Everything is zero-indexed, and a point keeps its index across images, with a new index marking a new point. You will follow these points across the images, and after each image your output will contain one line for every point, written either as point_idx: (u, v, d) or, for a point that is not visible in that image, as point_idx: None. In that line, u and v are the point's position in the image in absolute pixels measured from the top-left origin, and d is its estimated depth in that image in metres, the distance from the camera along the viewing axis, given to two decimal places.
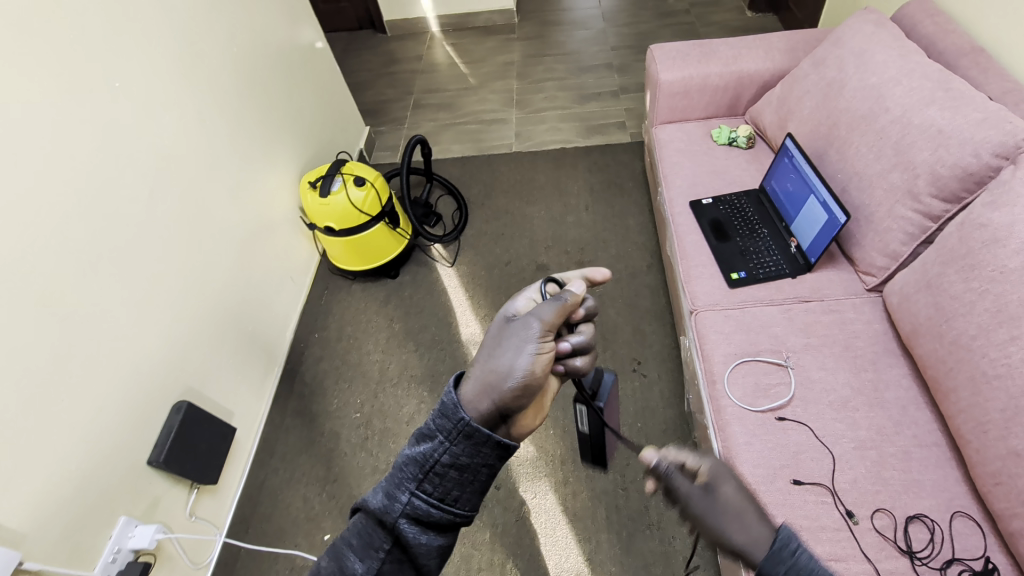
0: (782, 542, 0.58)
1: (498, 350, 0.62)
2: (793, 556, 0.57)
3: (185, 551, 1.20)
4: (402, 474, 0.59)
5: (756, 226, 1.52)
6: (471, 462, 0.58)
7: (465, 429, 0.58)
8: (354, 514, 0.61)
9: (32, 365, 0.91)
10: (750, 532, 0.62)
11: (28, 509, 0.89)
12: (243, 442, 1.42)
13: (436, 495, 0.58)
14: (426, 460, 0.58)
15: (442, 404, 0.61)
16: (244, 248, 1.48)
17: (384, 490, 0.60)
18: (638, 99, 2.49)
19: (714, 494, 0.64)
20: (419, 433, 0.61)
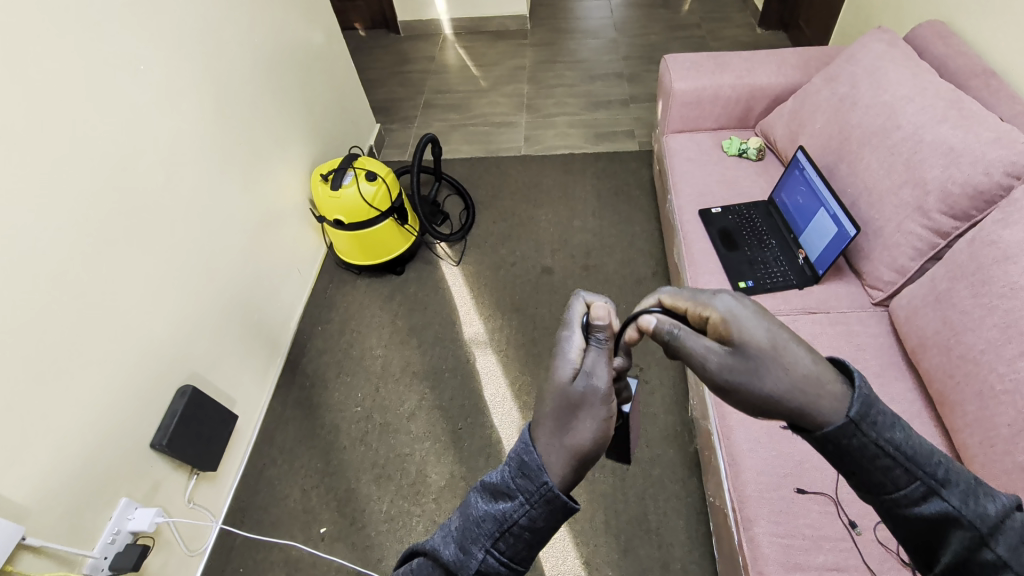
0: (864, 411, 0.51)
1: (578, 418, 0.56)
2: (874, 428, 0.51)
3: (181, 538, 1.19)
4: (477, 527, 0.55)
5: (765, 236, 1.52)
6: (546, 526, 0.54)
7: (546, 497, 0.53)
8: (424, 555, 0.57)
9: (43, 340, 0.90)
10: (799, 375, 0.52)
11: (32, 484, 0.88)
12: (243, 431, 1.41)
13: (509, 554, 0.54)
14: (505, 519, 0.54)
15: (518, 461, 0.55)
16: (254, 236, 1.48)
17: (457, 542, 0.55)
18: (648, 108, 2.50)
19: (745, 352, 0.54)
20: (495, 485, 0.56)
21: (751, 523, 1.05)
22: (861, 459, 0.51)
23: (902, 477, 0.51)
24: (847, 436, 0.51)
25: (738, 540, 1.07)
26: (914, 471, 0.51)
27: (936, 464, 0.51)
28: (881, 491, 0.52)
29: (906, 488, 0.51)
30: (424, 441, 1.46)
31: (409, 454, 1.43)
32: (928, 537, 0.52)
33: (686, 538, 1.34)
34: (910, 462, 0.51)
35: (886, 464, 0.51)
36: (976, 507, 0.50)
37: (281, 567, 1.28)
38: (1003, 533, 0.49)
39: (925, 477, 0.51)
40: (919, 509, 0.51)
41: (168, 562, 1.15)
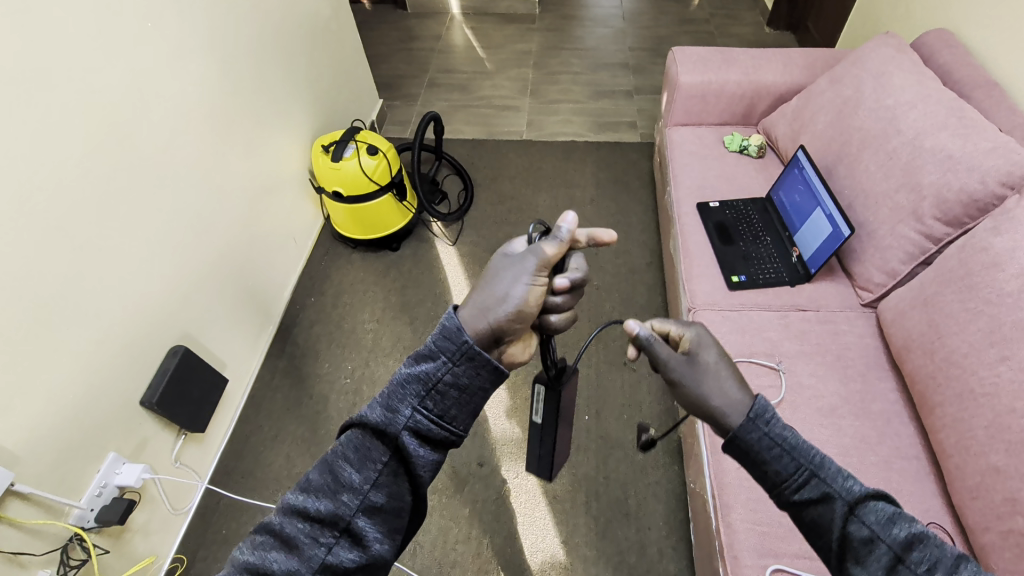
0: (760, 412, 0.65)
1: (496, 282, 0.62)
2: (767, 424, 0.64)
3: (167, 495, 1.20)
4: (403, 390, 0.59)
5: (760, 232, 1.54)
6: (470, 383, 0.59)
7: (469, 353, 0.59)
8: (348, 428, 0.60)
9: (39, 290, 0.90)
10: (730, 397, 0.68)
11: (23, 431, 0.89)
12: (232, 395, 1.42)
13: (436, 412, 0.59)
14: (429, 378, 0.59)
15: (442, 326, 0.61)
16: (253, 203, 1.47)
17: (383, 405, 0.59)
18: (652, 100, 2.49)
19: (698, 363, 0.71)
20: (417, 353, 0.61)
21: (729, 509, 1.07)
22: (758, 450, 0.64)
23: (790, 463, 0.63)
24: (747, 431, 0.65)
25: (716, 525, 1.09)
26: (798, 458, 0.63)
27: (815, 452, 0.63)
28: (777, 481, 0.64)
29: (794, 474, 0.63)
30: None
31: None
32: (817, 523, 0.62)
33: (665, 523, 1.37)
34: (795, 452, 0.63)
35: (776, 453, 0.64)
36: (844, 482, 0.62)
37: None
38: (869, 509, 0.61)
39: (807, 462, 0.63)
40: (800, 494, 0.62)
41: (152, 519, 1.16)
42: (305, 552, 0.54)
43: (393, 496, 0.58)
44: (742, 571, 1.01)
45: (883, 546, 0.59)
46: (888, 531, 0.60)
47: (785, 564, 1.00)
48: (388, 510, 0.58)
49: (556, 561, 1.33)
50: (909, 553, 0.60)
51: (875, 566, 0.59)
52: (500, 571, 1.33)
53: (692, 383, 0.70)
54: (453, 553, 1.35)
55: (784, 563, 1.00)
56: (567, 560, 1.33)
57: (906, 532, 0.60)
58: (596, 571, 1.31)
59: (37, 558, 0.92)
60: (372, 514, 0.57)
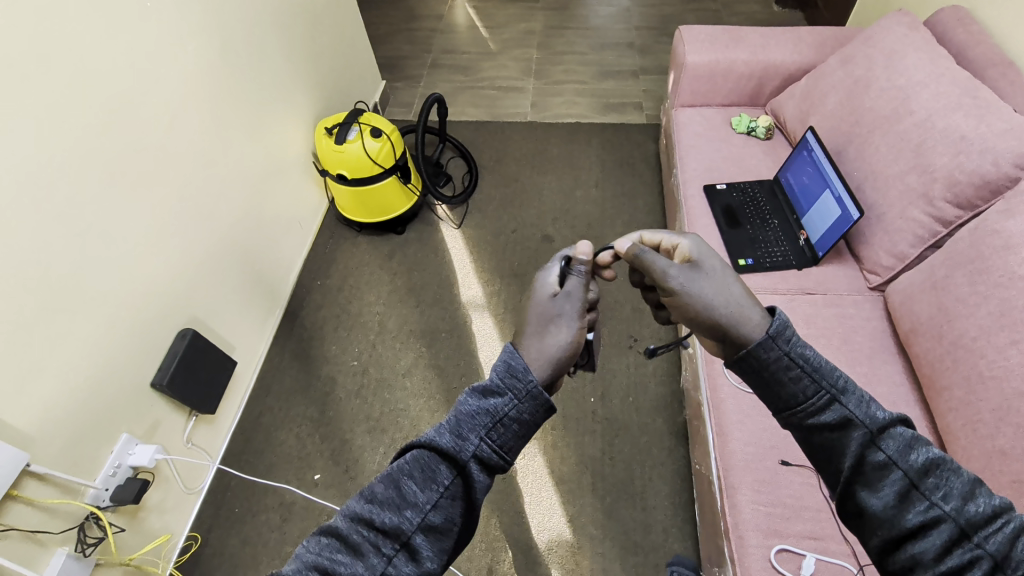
0: (779, 328, 0.62)
1: (552, 328, 0.66)
2: (787, 343, 0.62)
3: (179, 475, 1.22)
4: (472, 420, 0.58)
5: (768, 215, 1.52)
6: (532, 421, 0.59)
7: (534, 393, 0.59)
8: (412, 445, 0.59)
9: (47, 274, 0.91)
10: (735, 298, 0.67)
11: (36, 413, 0.90)
12: (241, 377, 1.43)
13: (499, 444, 0.58)
14: (497, 412, 0.59)
15: (506, 363, 0.61)
16: (257, 185, 1.47)
17: (453, 430, 0.58)
18: (657, 81, 2.46)
19: (700, 270, 0.70)
20: (484, 385, 0.61)
21: (734, 490, 1.08)
22: (776, 369, 0.62)
23: (809, 387, 0.61)
24: (765, 348, 0.62)
25: (721, 506, 1.11)
26: (818, 381, 0.61)
27: (838, 376, 0.61)
28: (793, 403, 0.61)
29: (813, 397, 0.61)
30: (418, 397, 1.48)
31: (403, 410, 1.45)
32: (831, 447, 0.60)
33: (670, 503, 1.38)
34: (816, 374, 0.61)
35: (795, 373, 0.61)
36: (866, 409, 0.59)
37: (275, 510, 1.30)
38: (889, 435, 0.58)
39: (827, 386, 0.60)
40: (817, 417, 0.60)
41: (166, 498, 1.18)
42: (364, 562, 0.53)
43: (450, 520, 0.56)
44: (747, 551, 1.02)
45: (899, 472, 0.56)
46: (906, 458, 0.57)
47: (789, 544, 1.02)
48: (444, 532, 0.56)
49: (563, 540, 1.35)
50: (925, 479, 0.56)
51: (888, 491, 0.56)
52: (508, 549, 1.35)
53: (692, 284, 0.69)
54: None
55: (789, 543, 1.02)
56: (574, 539, 1.35)
57: (924, 459, 0.57)
58: (602, 550, 1.33)
59: (54, 536, 0.93)
60: (429, 534, 0.55)
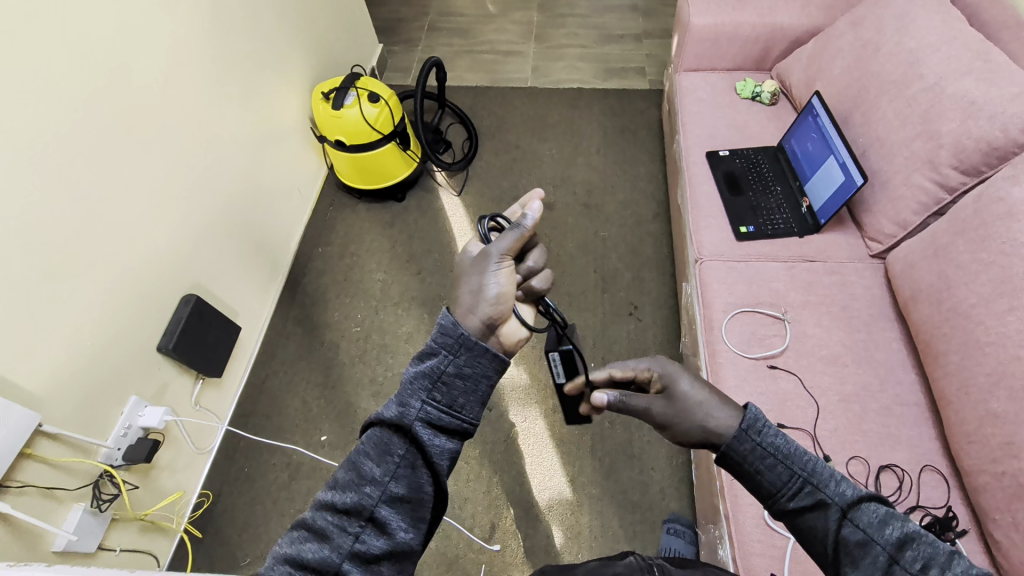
0: (750, 423, 0.70)
1: (469, 277, 0.68)
2: (759, 435, 0.70)
3: (189, 437, 1.24)
4: (412, 387, 0.63)
5: (771, 182, 1.52)
6: (472, 371, 0.64)
7: (466, 343, 0.64)
8: (366, 429, 0.64)
9: (48, 238, 0.90)
10: (715, 419, 0.72)
11: (44, 374, 0.91)
12: (245, 343, 1.45)
13: (444, 402, 0.63)
14: (434, 372, 0.63)
15: (439, 325, 0.66)
16: (255, 151, 1.45)
17: (395, 402, 0.63)
18: (661, 45, 2.40)
19: (676, 398, 0.75)
20: (420, 352, 0.65)
21: None
22: (754, 461, 0.69)
23: (784, 473, 0.68)
24: (740, 441, 0.70)
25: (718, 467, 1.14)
26: (792, 467, 0.68)
27: (807, 459, 0.68)
28: (773, 491, 0.68)
29: (788, 482, 0.68)
30: None
31: None
32: (814, 529, 0.66)
33: (667, 464, 1.42)
34: (789, 461, 0.68)
35: (771, 461, 0.69)
36: (837, 489, 0.66)
37: (283, 469, 1.34)
38: (861, 511, 0.65)
39: (799, 470, 0.68)
40: (794, 503, 0.67)
41: (176, 459, 1.21)
42: (336, 543, 0.57)
43: (413, 487, 0.60)
44: (741, 508, 1.06)
45: (878, 546, 0.63)
46: (881, 532, 0.63)
47: None
48: (409, 499, 0.60)
49: (563, 499, 1.39)
50: (901, 551, 0.63)
51: (872, 566, 0.62)
52: (510, 508, 1.39)
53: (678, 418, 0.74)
54: (464, 492, 1.41)
55: None
56: (574, 498, 1.39)
57: (897, 531, 0.64)
58: (601, 508, 1.37)
59: (70, 492, 0.96)
60: (394, 504, 0.59)
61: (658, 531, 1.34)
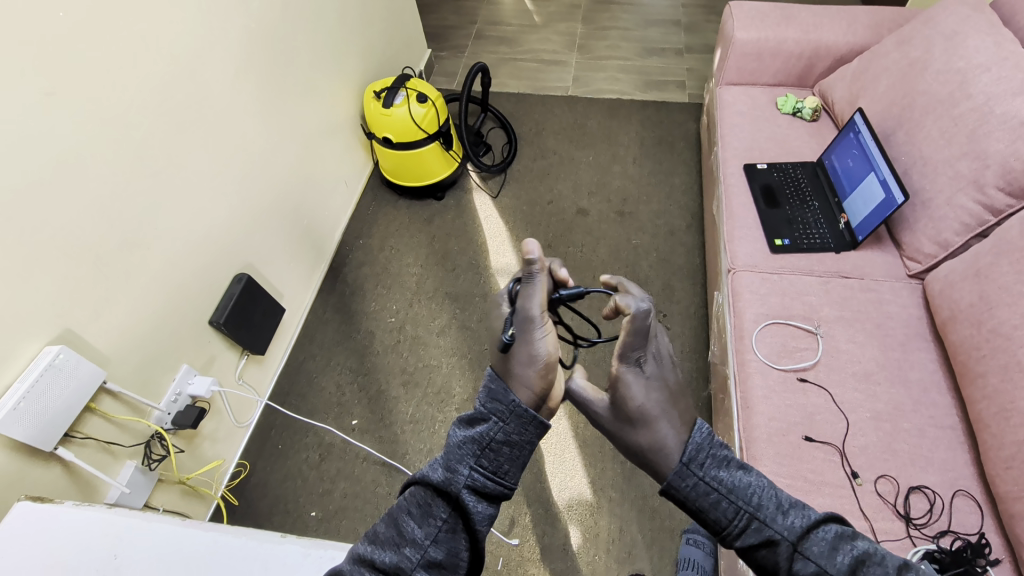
0: (691, 457, 0.67)
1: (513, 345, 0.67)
2: (701, 469, 0.67)
3: (231, 410, 1.31)
4: (460, 451, 0.64)
5: (808, 197, 1.51)
6: (520, 439, 0.64)
7: (518, 412, 0.64)
8: (409, 487, 0.65)
9: (124, 212, 0.98)
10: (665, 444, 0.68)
11: (113, 336, 0.99)
12: (288, 324, 1.52)
13: (490, 468, 0.63)
14: (483, 438, 0.64)
15: (488, 389, 0.67)
16: (309, 144, 1.52)
17: (443, 465, 0.63)
18: (702, 60, 2.41)
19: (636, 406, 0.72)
20: (469, 416, 0.66)
21: (756, 461, 1.12)
22: (697, 498, 0.66)
23: (728, 509, 0.66)
24: (681, 478, 0.66)
25: None
26: (736, 502, 0.66)
27: (752, 492, 0.66)
28: (720, 527, 0.66)
29: (733, 519, 0.66)
30: (450, 355, 1.53)
31: (436, 366, 1.51)
32: (766, 563, 0.65)
33: None
34: (733, 495, 0.66)
35: (715, 497, 0.66)
36: (784, 521, 0.65)
37: (314, 449, 1.39)
38: (811, 541, 0.64)
39: (745, 506, 0.65)
40: (742, 539, 0.65)
41: (219, 428, 1.27)
42: None
43: (451, 553, 0.61)
44: None
45: None
46: (833, 561, 0.62)
47: None
48: (447, 566, 0.60)
49: (582, 501, 1.41)
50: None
51: None
52: (529, 505, 1.41)
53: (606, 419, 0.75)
54: None
55: None
56: (594, 500, 1.40)
57: (850, 557, 0.62)
58: (620, 512, 1.38)
59: (125, 449, 1.03)
60: (431, 569, 0.60)
61: (677, 539, 1.34)
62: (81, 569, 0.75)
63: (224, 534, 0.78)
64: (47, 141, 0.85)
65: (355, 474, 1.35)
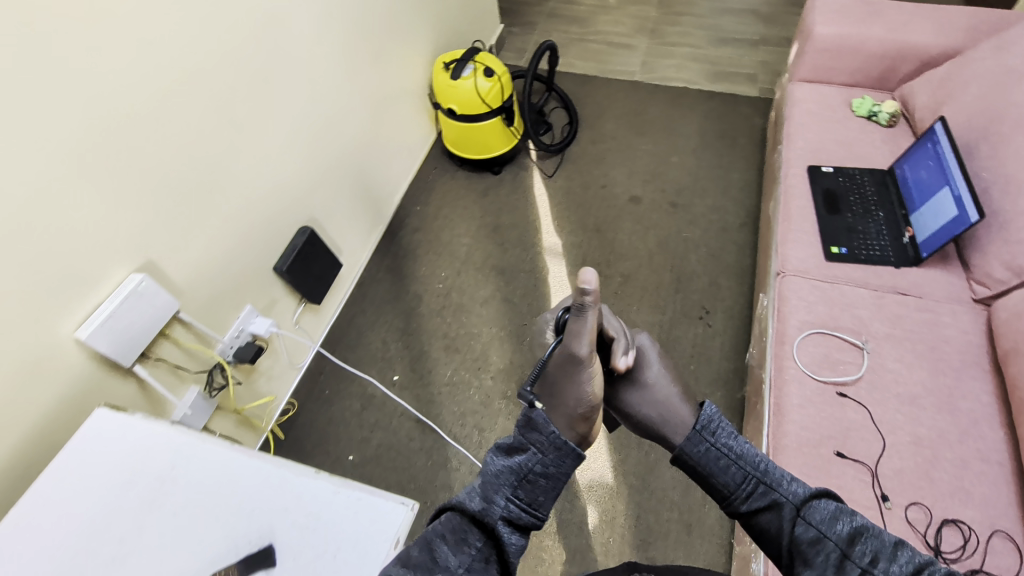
0: (705, 425, 0.75)
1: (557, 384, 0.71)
2: (712, 436, 0.74)
3: (287, 352, 1.40)
4: (497, 481, 0.65)
5: (873, 207, 1.46)
6: (557, 471, 0.66)
7: (559, 445, 0.66)
8: (440, 512, 0.65)
9: (205, 158, 1.06)
10: (680, 414, 0.79)
11: (187, 272, 1.08)
12: (344, 279, 1.60)
13: (526, 500, 0.65)
14: (522, 468, 0.65)
15: (529, 420, 0.67)
16: (377, 108, 1.57)
17: (479, 494, 0.65)
18: (778, 53, 2.32)
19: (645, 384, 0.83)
20: (507, 445, 0.68)
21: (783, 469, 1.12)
22: (707, 461, 0.73)
23: (736, 473, 0.72)
24: (693, 443, 0.74)
25: None
26: (744, 467, 0.72)
27: (758, 460, 0.72)
28: (727, 492, 0.72)
29: (741, 484, 0.71)
30: (490, 326, 1.58)
31: (476, 334, 1.56)
32: (769, 529, 0.69)
33: None
34: (741, 461, 0.72)
35: (724, 462, 0.72)
36: (789, 487, 0.70)
37: (357, 399, 1.47)
38: (813, 509, 0.68)
39: (752, 471, 0.72)
40: (748, 503, 0.70)
41: (274, 367, 1.37)
42: None
43: None
44: None
45: (830, 543, 0.65)
46: (833, 529, 0.66)
47: None
48: None
49: (603, 484, 1.44)
50: (852, 546, 0.65)
51: (826, 565, 0.64)
52: None
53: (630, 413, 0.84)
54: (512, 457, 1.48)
55: None
56: (615, 484, 1.43)
57: (849, 527, 0.66)
58: (640, 500, 1.41)
59: (191, 374, 1.13)
60: None
61: (693, 534, 1.36)
62: (145, 480, 0.82)
63: (264, 463, 0.83)
64: (145, 86, 0.93)
65: (391, 427, 1.43)
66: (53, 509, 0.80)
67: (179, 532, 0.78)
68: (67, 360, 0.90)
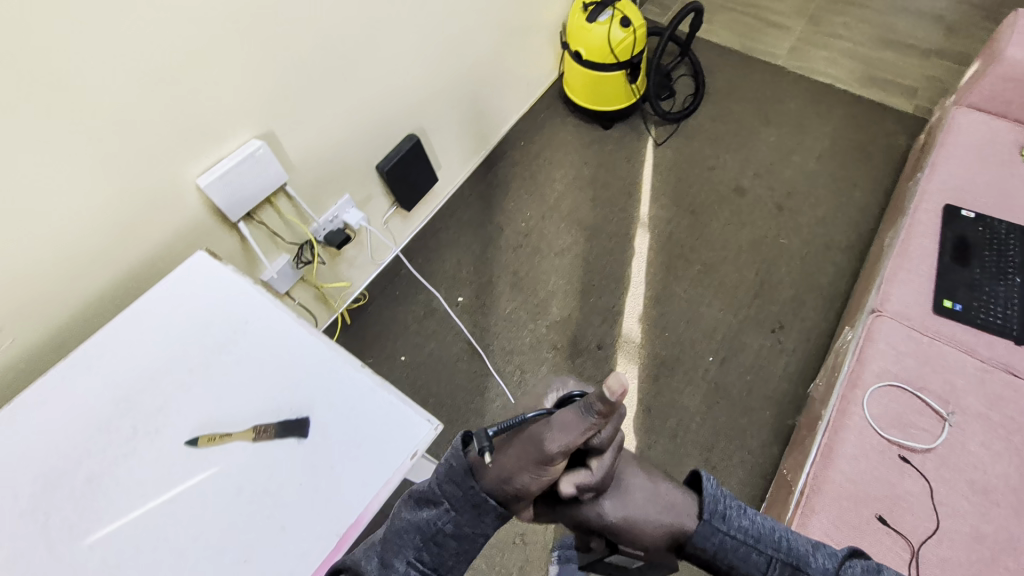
0: (711, 511, 0.70)
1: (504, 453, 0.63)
2: (723, 521, 0.69)
3: (372, 247, 1.49)
4: (400, 541, 0.65)
5: (1009, 269, 1.31)
6: (469, 532, 0.64)
7: (475, 502, 0.63)
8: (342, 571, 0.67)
9: (340, 46, 1.10)
10: (678, 508, 0.71)
11: (301, 151, 1.14)
12: (437, 194, 1.64)
13: (431, 562, 0.64)
14: (430, 526, 0.64)
15: (447, 481, 0.65)
16: (508, 33, 1.55)
17: (380, 555, 0.65)
18: (950, 69, 2.06)
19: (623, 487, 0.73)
20: (422, 500, 0.66)
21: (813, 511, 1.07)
22: (725, 554, 0.68)
23: (759, 559, 0.67)
24: (705, 536, 0.68)
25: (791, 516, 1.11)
26: (764, 551, 0.67)
27: (777, 535, 0.69)
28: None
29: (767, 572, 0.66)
30: (559, 276, 1.59)
31: (543, 280, 1.58)
32: None
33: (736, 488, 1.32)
34: (759, 544, 0.68)
35: (742, 550, 0.68)
36: (817, 562, 0.66)
37: (421, 306, 1.54)
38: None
39: (773, 552, 0.67)
40: None
41: (357, 258, 1.45)
42: None
43: None
44: None
45: None
46: None
47: None
48: None
49: None
50: None
51: None
52: None
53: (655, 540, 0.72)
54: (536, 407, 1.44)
55: None
56: None
57: None
58: None
59: (285, 243, 1.22)
60: None
61: None
62: (155, 319, 0.87)
63: (315, 340, 0.85)
64: None
65: (444, 341, 1.50)
66: (126, 328, 0.86)
67: (224, 384, 0.81)
68: (188, 206, 1.00)
